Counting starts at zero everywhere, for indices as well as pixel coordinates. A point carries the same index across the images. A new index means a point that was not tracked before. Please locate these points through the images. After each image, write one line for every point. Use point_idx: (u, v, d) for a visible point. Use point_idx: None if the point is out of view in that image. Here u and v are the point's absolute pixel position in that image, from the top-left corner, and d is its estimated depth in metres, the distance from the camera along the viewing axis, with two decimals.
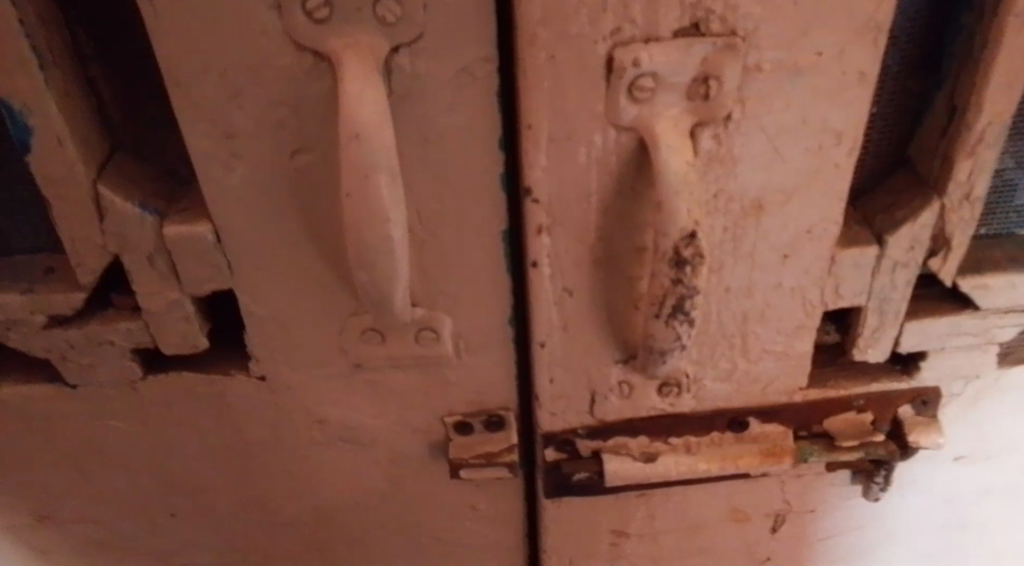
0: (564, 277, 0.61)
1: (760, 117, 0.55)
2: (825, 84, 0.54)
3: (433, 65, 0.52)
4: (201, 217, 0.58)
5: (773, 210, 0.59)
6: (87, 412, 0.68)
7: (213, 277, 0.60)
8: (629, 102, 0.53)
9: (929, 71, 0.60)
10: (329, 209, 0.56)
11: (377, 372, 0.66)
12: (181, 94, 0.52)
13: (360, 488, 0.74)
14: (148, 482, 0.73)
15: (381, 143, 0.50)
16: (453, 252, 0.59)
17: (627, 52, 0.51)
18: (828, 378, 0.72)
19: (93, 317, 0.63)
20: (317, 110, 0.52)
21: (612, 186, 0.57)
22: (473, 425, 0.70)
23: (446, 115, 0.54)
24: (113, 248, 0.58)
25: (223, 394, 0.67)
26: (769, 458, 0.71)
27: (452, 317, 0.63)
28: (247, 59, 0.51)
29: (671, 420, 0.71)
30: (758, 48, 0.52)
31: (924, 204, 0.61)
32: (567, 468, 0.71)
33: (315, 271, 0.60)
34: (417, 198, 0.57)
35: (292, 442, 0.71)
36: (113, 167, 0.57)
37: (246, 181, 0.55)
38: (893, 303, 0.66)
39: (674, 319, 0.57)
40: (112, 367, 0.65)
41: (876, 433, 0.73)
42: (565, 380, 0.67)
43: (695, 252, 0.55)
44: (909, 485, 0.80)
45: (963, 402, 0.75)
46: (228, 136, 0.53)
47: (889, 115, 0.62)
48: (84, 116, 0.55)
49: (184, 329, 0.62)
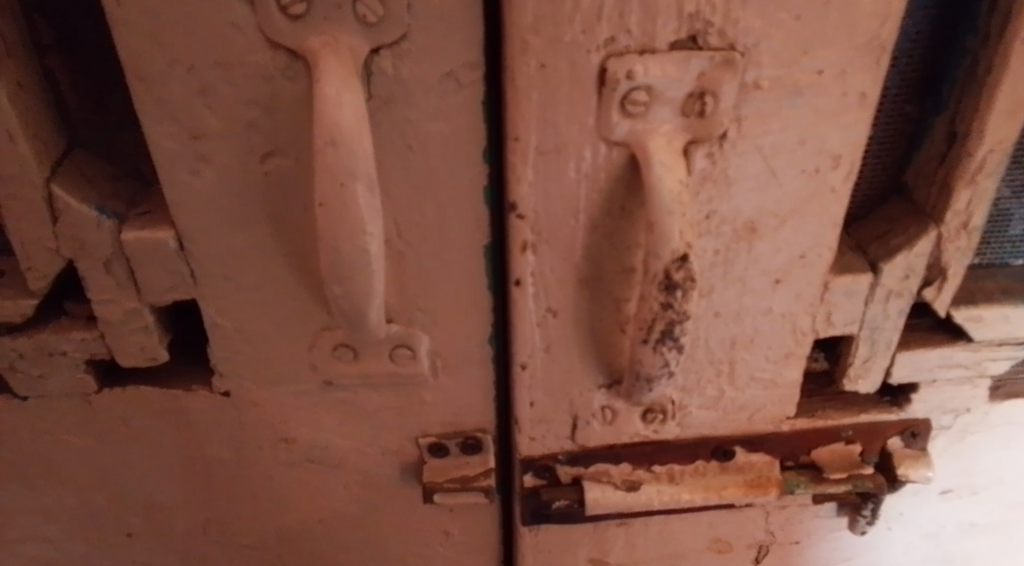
0: (547, 296, 0.58)
1: (757, 137, 0.53)
2: (824, 104, 0.52)
3: (417, 70, 0.49)
4: (163, 222, 0.55)
5: (766, 233, 0.57)
6: (38, 425, 0.65)
7: (174, 287, 0.56)
8: (621, 116, 0.50)
9: (929, 95, 0.58)
10: (302, 218, 0.53)
11: (348, 390, 0.63)
12: (146, 92, 0.49)
13: (327, 511, 0.71)
14: (102, 500, 0.70)
15: (359, 151, 0.47)
16: (432, 267, 0.57)
17: (620, 63, 0.49)
18: (816, 408, 0.70)
19: (46, 325, 0.60)
20: (293, 113, 0.50)
21: (600, 203, 0.54)
22: (449, 448, 0.67)
23: (429, 123, 0.51)
24: (68, 252, 0.55)
25: (183, 410, 0.64)
26: (755, 489, 0.69)
27: (429, 336, 0.60)
28: (219, 57, 0.48)
29: (653, 447, 0.68)
30: (757, 64, 0.50)
31: (920, 232, 0.59)
32: (546, 495, 0.68)
33: (285, 283, 0.57)
34: (395, 209, 0.54)
35: (257, 461, 0.67)
36: (68, 165, 0.54)
37: (214, 186, 0.52)
38: (885, 332, 0.64)
39: (662, 345, 0.55)
40: (66, 379, 0.62)
41: (864, 465, 0.71)
42: (545, 404, 0.64)
43: (686, 275, 0.52)
44: (894, 518, 0.78)
45: (952, 436, 0.72)
46: (196, 138, 0.50)
47: (886, 139, 0.60)
48: (40, 110, 0.52)
49: (143, 339, 0.59)
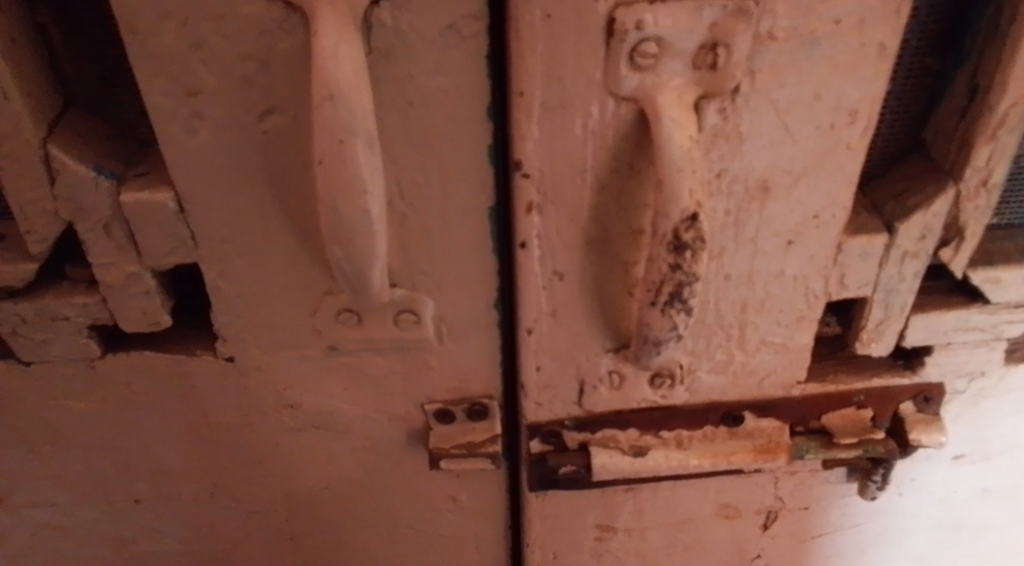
0: (554, 259, 0.56)
1: (771, 91, 0.51)
2: (841, 56, 0.50)
3: (418, 22, 0.47)
4: (162, 183, 0.53)
5: (779, 192, 0.55)
6: (40, 391, 0.64)
7: (175, 250, 0.55)
8: (630, 69, 0.49)
9: (950, 47, 0.56)
10: (302, 177, 0.52)
11: (352, 356, 0.62)
12: (139, 46, 0.47)
13: (331, 477, 0.70)
14: (107, 466, 0.69)
15: (358, 106, 0.45)
16: (436, 229, 0.55)
17: (629, 14, 0.47)
18: (828, 372, 0.68)
19: (46, 289, 0.59)
20: (290, 68, 0.48)
21: (609, 161, 0.53)
22: (455, 414, 0.66)
23: (431, 77, 0.49)
24: (65, 215, 0.54)
25: (185, 376, 0.63)
26: (763, 455, 0.68)
27: (435, 300, 0.59)
28: (213, 8, 0.46)
29: (661, 413, 0.67)
30: (771, 14, 0.48)
31: (938, 191, 0.57)
32: (552, 461, 0.67)
33: (286, 246, 0.55)
34: (398, 169, 0.52)
35: (261, 427, 0.67)
36: (63, 125, 0.53)
37: (212, 145, 0.51)
38: (900, 295, 0.62)
39: (671, 307, 0.53)
40: (67, 344, 0.61)
41: (875, 430, 0.69)
42: (552, 369, 0.63)
43: (696, 236, 0.51)
44: (906, 484, 0.77)
45: (965, 401, 0.71)
46: (191, 95, 0.49)
47: (904, 94, 0.58)
48: (33, 68, 0.51)
49: (145, 304, 0.58)
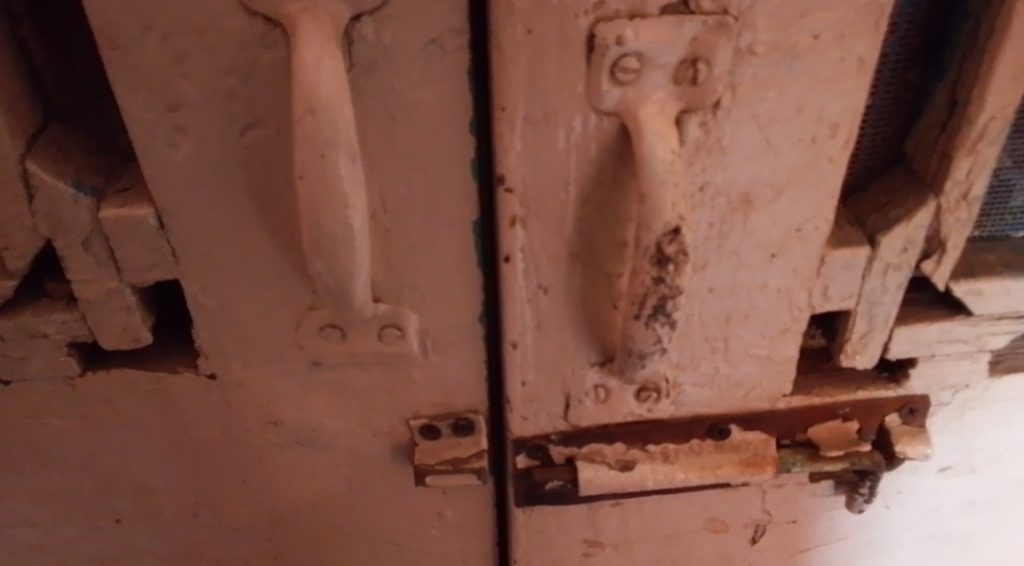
0: (538, 272, 0.56)
1: (753, 104, 0.51)
2: (821, 70, 0.50)
3: (399, 37, 0.47)
4: (142, 199, 0.53)
5: (762, 205, 0.55)
6: (20, 408, 0.63)
7: (156, 265, 0.55)
8: (612, 83, 0.49)
9: (929, 61, 0.56)
10: (284, 192, 0.52)
11: (336, 371, 0.61)
12: (120, 60, 0.47)
13: (316, 493, 0.70)
14: (88, 483, 0.69)
15: (340, 121, 0.45)
16: (420, 243, 0.55)
17: (610, 28, 0.47)
18: (813, 385, 0.68)
19: (26, 305, 0.59)
20: (272, 82, 0.48)
21: (592, 175, 0.53)
22: (441, 429, 0.65)
23: (413, 92, 0.49)
24: (45, 231, 0.53)
25: (167, 393, 0.63)
26: (750, 468, 0.68)
27: (418, 314, 0.59)
28: (195, 23, 0.46)
29: (647, 426, 0.67)
30: (751, 28, 0.48)
31: (920, 204, 0.58)
32: (539, 476, 0.66)
33: (269, 260, 0.55)
34: (381, 183, 0.52)
35: (244, 443, 0.66)
36: (43, 140, 0.53)
37: (193, 159, 0.51)
38: (883, 307, 0.62)
39: (655, 320, 0.53)
40: (47, 361, 0.60)
41: (861, 442, 0.69)
42: (537, 383, 0.63)
43: (678, 249, 0.51)
44: (892, 496, 0.77)
45: (951, 412, 0.71)
46: (172, 109, 0.49)
47: (885, 108, 0.58)
48: (13, 82, 0.50)
49: (125, 320, 0.58)
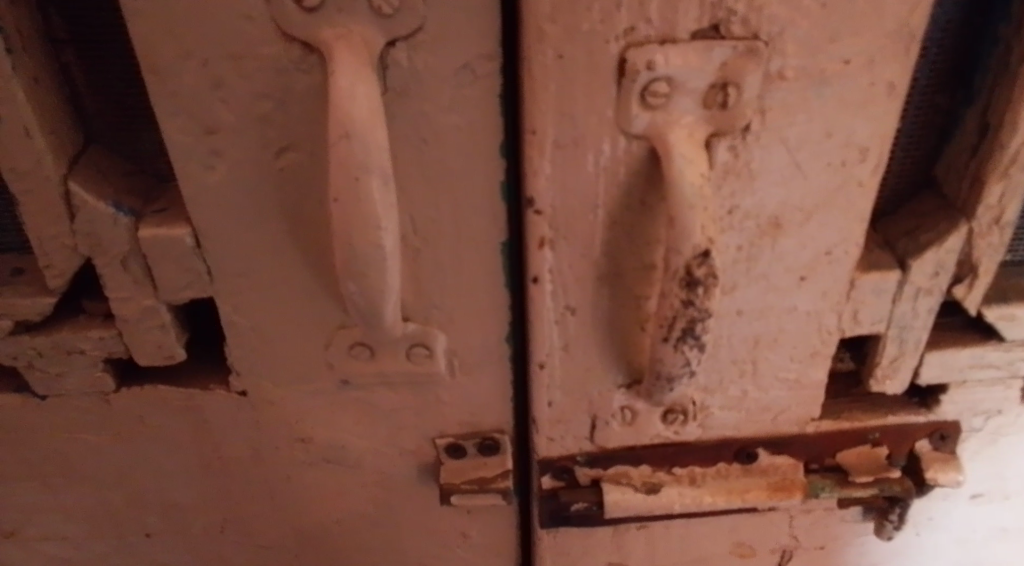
0: (566, 294, 0.57)
1: (782, 128, 0.51)
2: (852, 95, 0.50)
3: (432, 62, 0.48)
4: (179, 219, 0.54)
5: (791, 228, 0.55)
6: (55, 423, 0.64)
7: (191, 285, 0.56)
8: (642, 108, 0.49)
9: (959, 86, 0.56)
10: (317, 212, 0.53)
11: (364, 390, 0.62)
12: (159, 85, 0.48)
13: (343, 512, 0.70)
14: (119, 499, 0.69)
15: (373, 144, 0.46)
16: (450, 264, 0.56)
17: (640, 54, 0.48)
18: (842, 409, 0.68)
19: (64, 323, 0.60)
20: (306, 106, 0.49)
21: (621, 198, 0.53)
22: (467, 449, 0.66)
23: (444, 115, 0.50)
24: (84, 250, 0.54)
25: (199, 410, 0.64)
26: (778, 492, 0.67)
27: (447, 334, 0.59)
28: (232, 49, 0.47)
29: (674, 448, 0.66)
30: (781, 54, 0.48)
31: (950, 228, 0.57)
32: (564, 497, 0.66)
33: (300, 281, 0.56)
34: (412, 205, 0.53)
35: (273, 461, 0.67)
36: (84, 162, 0.54)
37: (229, 181, 0.51)
38: (914, 331, 0.62)
39: (684, 343, 0.53)
40: (82, 378, 0.61)
41: (891, 468, 0.69)
42: (564, 404, 0.63)
43: (708, 272, 0.51)
44: (923, 523, 0.76)
45: (982, 438, 0.70)
46: (210, 133, 0.50)
47: (915, 133, 0.58)
48: (56, 106, 0.52)
49: (160, 338, 0.58)
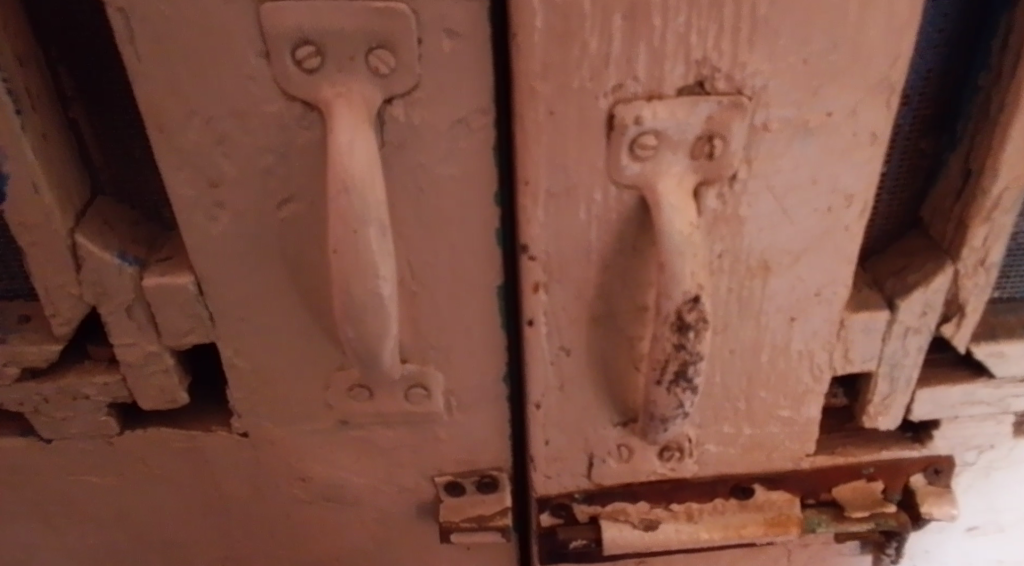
0: (560, 335, 0.58)
1: (769, 176, 0.52)
2: (836, 144, 0.52)
3: (428, 118, 0.49)
4: (182, 267, 0.55)
5: (780, 271, 0.57)
6: (60, 465, 0.65)
7: (193, 330, 0.57)
8: (631, 159, 0.51)
9: (942, 132, 0.58)
10: (317, 260, 0.54)
11: (364, 429, 0.63)
12: (165, 141, 0.49)
13: (344, 548, 0.71)
14: (123, 538, 0.70)
15: (371, 198, 0.47)
16: (447, 308, 0.57)
17: (628, 109, 0.49)
18: (836, 444, 0.69)
19: (68, 368, 0.61)
20: (307, 160, 0.50)
21: (613, 243, 0.54)
22: (465, 486, 0.66)
23: (440, 166, 0.51)
24: (90, 298, 0.56)
25: (201, 451, 0.65)
26: (774, 528, 0.68)
27: (445, 376, 0.60)
28: (235, 107, 0.48)
29: (670, 485, 0.67)
30: (766, 107, 0.50)
31: (937, 269, 0.59)
32: (563, 535, 0.67)
33: (301, 325, 0.57)
34: (409, 251, 0.54)
35: (274, 500, 0.68)
36: (91, 214, 0.55)
37: (232, 231, 0.53)
38: (905, 369, 0.63)
39: (677, 386, 0.55)
40: (87, 421, 0.62)
41: (886, 503, 0.69)
42: (561, 443, 0.64)
43: (698, 316, 0.52)
44: (920, 556, 0.76)
45: (976, 472, 0.71)
46: (213, 186, 0.51)
47: (900, 176, 0.59)
48: (64, 160, 0.53)
49: (163, 382, 0.60)
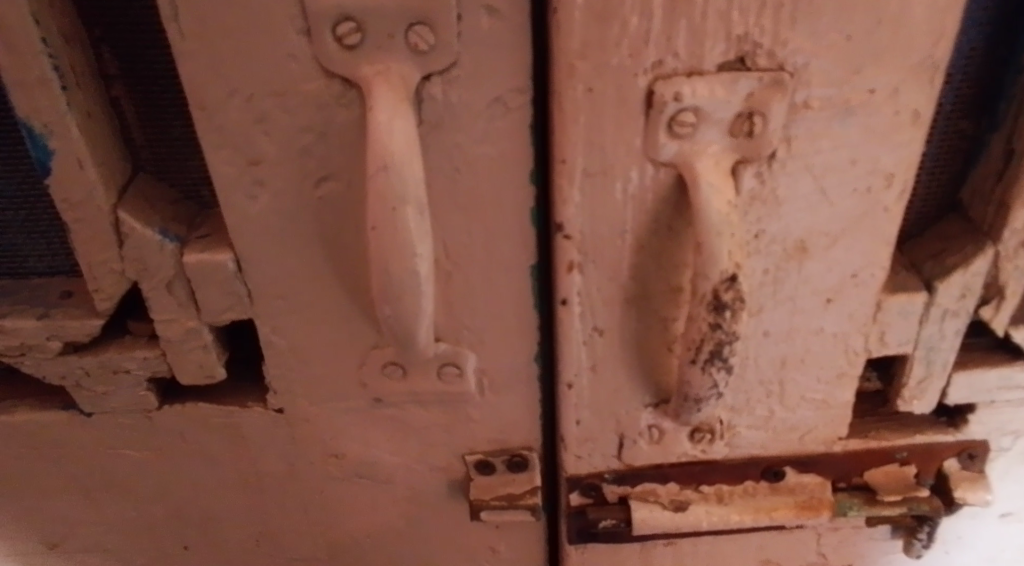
0: (594, 315, 0.58)
1: (808, 156, 0.52)
2: (877, 123, 0.51)
3: (466, 96, 0.50)
4: (221, 244, 0.56)
5: (817, 252, 0.56)
6: (100, 439, 0.67)
7: (232, 307, 0.58)
8: (669, 137, 0.50)
9: (984, 112, 0.57)
10: (354, 239, 0.54)
11: (398, 408, 0.64)
12: (206, 119, 0.50)
13: (376, 525, 0.72)
14: (159, 512, 0.71)
15: (410, 175, 0.48)
16: (481, 288, 0.57)
17: (667, 86, 0.49)
18: (869, 429, 0.68)
19: (109, 343, 0.62)
20: (345, 138, 0.51)
21: (649, 223, 0.54)
22: (495, 465, 0.67)
23: (477, 145, 0.51)
24: (131, 274, 0.56)
25: (237, 427, 0.65)
26: (806, 511, 0.68)
27: (478, 355, 0.60)
28: (275, 85, 0.49)
29: (702, 467, 0.67)
30: (806, 85, 0.49)
31: (976, 251, 0.58)
32: (592, 514, 0.68)
33: (337, 302, 0.58)
34: (445, 230, 0.55)
35: (307, 477, 0.68)
36: (132, 191, 0.56)
37: (270, 209, 0.53)
38: (941, 352, 0.62)
39: (711, 365, 0.54)
40: (127, 395, 0.63)
41: (920, 487, 0.69)
42: (593, 423, 0.64)
43: (735, 296, 0.52)
44: (952, 542, 0.76)
45: (1013, 458, 0.70)
46: (253, 164, 0.51)
47: (940, 157, 0.59)
48: (106, 138, 0.54)
49: (201, 358, 0.60)
